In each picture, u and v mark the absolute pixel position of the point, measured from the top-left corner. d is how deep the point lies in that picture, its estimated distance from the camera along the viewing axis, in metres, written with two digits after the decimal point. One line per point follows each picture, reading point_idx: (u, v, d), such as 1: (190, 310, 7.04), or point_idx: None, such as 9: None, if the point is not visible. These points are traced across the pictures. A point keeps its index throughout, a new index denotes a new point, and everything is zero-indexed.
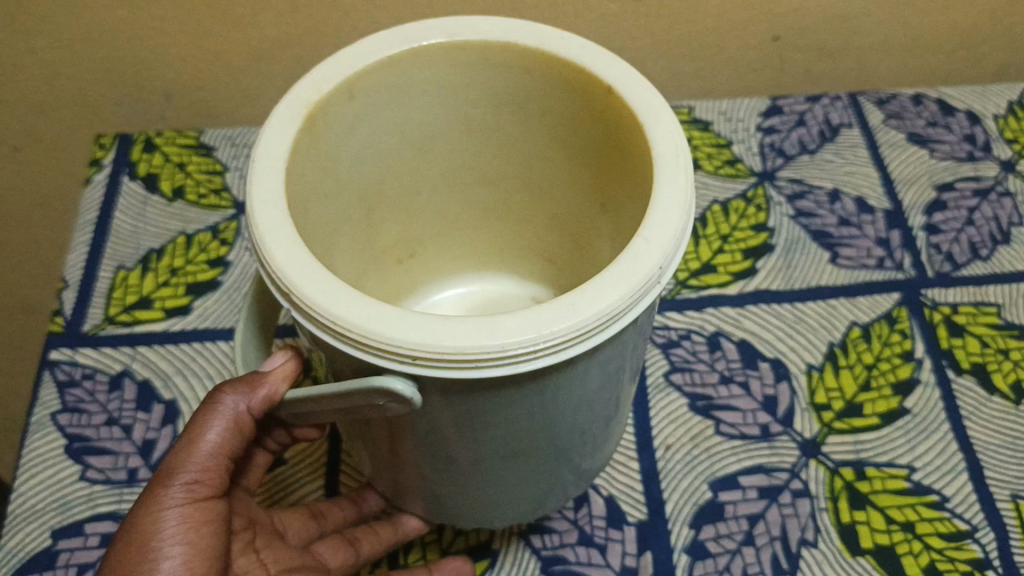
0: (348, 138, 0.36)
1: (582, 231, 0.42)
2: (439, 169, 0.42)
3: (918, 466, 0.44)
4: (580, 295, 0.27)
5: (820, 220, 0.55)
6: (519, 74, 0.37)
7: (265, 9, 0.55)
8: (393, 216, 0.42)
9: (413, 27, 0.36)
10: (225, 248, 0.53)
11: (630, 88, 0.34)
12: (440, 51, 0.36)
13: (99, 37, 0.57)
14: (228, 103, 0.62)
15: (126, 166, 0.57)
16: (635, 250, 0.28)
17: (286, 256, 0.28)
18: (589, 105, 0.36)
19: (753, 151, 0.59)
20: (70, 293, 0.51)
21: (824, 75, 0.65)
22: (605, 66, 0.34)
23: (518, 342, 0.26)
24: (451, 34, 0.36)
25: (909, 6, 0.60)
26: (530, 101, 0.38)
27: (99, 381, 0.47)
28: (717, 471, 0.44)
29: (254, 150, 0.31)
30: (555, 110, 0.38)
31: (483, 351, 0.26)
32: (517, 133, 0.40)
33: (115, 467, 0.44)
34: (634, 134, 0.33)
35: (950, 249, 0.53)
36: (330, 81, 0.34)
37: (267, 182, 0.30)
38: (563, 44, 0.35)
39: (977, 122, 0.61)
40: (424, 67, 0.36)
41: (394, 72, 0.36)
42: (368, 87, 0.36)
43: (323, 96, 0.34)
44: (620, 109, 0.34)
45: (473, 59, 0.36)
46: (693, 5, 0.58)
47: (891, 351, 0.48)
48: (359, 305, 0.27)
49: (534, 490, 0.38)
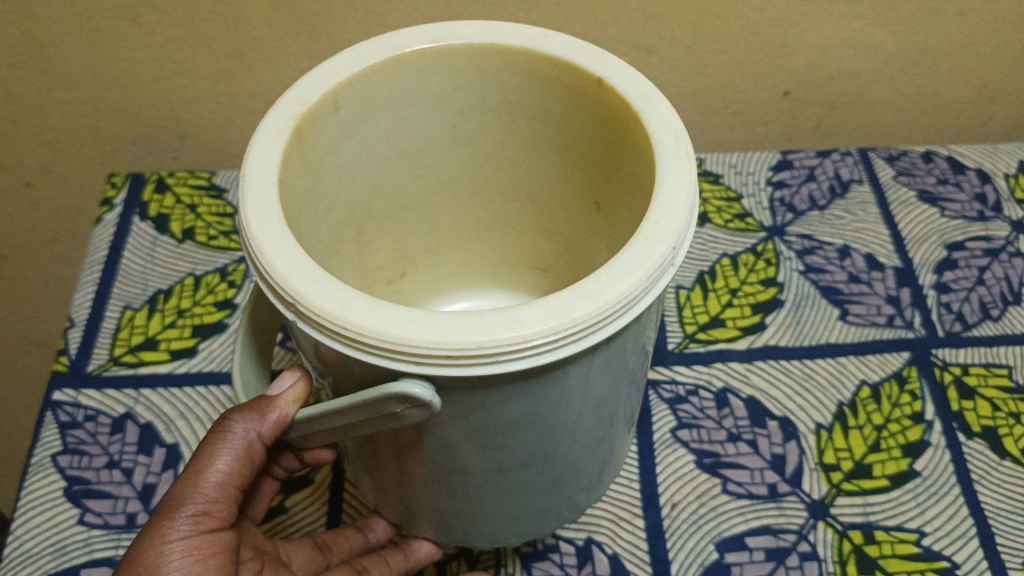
0: (335, 153, 0.36)
1: (583, 243, 0.42)
2: (429, 182, 0.42)
3: (928, 531, 0.43)
4: (594, 283, 0.27)
5: (830, 276, 0.55)
6: (506, 82, 0.37)
7: (283, 54, 0.56)
8: (385, 236, 0.42)
9: (395, 37, 0.36)
10: (233, 291, 0.53)
11: (621, 80, 0.34)
12: (426, 57, 0.36)
13: (115, 78, 0.57)
14: (242, 144, 0.63)
15: (137, 206, 0.58)
16: (645, 237, 0.28)
17: (288, 266, 0.28)
18: (592, 109, 0.36)
19: (762, 206, 0.59)
20: (76, 332, 0.51)
21: (835, 130, 0.66)
22: (597, 64, 0.35)
23: (537, 332, 0.25)
24: (434, 38, 0.36)
25: (919, 64, 0.61)
26: (518, 105, 0.38)
27: (101, 424, 0.46)
28: (724, 531, 0.44)
29: (244, 167, 0.31)
30: (540, 109, 0.38)
31: (503, 343, 0.25)
32: (510, 143, 0.40)
33: (113, 511, 0.43)
34: (631, 127, 0.34)
35: (960, 309, 0.53)
36: (314, 92, 0.34)
37: (263, 196, 0.30)
38: (553, 45, 0.36)
39: (988, 181, 0.61)
40: (411, 75, 0.36)
41: (381, 81, 0.36)
42: (356, 96, 0.36)
43: (310, 107, 0.33)
44: (610, 102, 0.35)
45: (460, 64, 0.37)
46: (703, 59, 0.58)
47: (901, 412, 0.48)
48: (367, 310, 0.26)
49: (531, 511, 0.38)
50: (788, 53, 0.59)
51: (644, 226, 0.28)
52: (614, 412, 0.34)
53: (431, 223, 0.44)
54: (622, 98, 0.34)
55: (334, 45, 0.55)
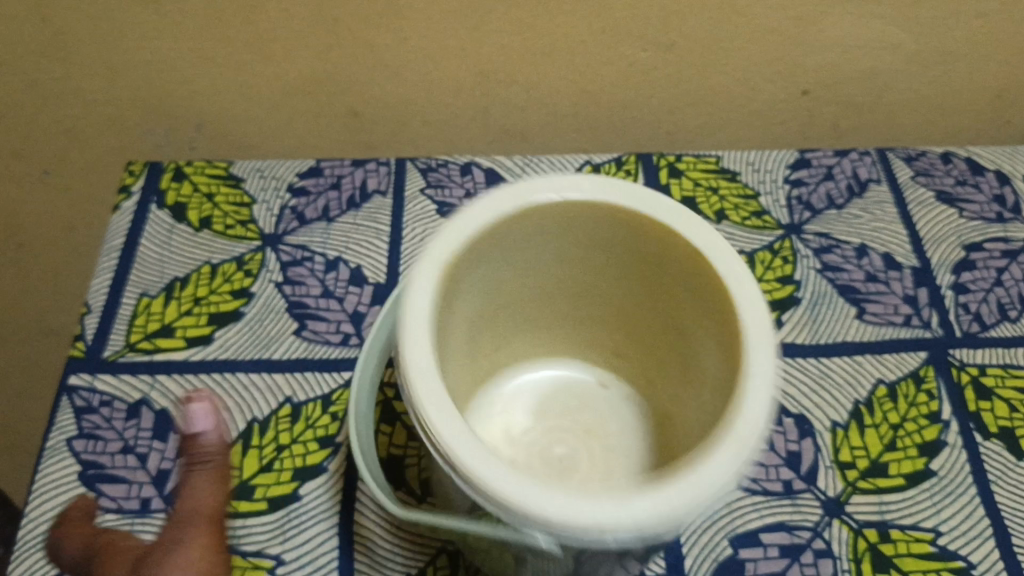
0: (469, 269, 0.37)
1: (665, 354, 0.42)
2: (537, 292, 0.42)
3: (944, 531, 0.43)
4: (739, 436, 0.30)
5: (847, 275, 0.54)
6: (618, 230, 0.38)
7: (303, 45, 0.56)
8: (492, 333, 0.43)
9: (522, 184, 0.38)
10: (249, 279, 0.53)
11: (690, 227, 0.36)
12: (542, 208, 0.38)
13: (135, 67, 0.58)
14: (261, 135, 0.63)
15: (154, 194, 0.58)
16: (756, 392, 0.31)
17: (442, 423, 0.30)
18: (671, 258, 0.38)
19: (780, 203, 0.59)
20: (92, 318, 0.51)
21: (852, 130, 0.66)
22: (698, 234, 0.36)
23: (649, 521, 0.28)
24: (525, 196, 0.37)
25: (940, 65, 0.60)
26: (616, 244, 0.39)
27: (116, 409, 0.46)
28: (739, 527, 0.43)
29: (406, 297, 0.34)
30: (662, 272, 0.39)
31: (613, 518, 0.28)
32: (594, 274, 0.42)
33: (127, 496, 0.43)
34: (701, 274, 0.36)
35: (979, 310, 0.52)
36: (444, 249, 0.35)
37: (417, 332, 0.32)
38: (659, 208, 0.37)
39: (1007, 183, 0.60)
40: (516, 227, 0.38)
41: (504, 230, 0.37)
42: (490, 236, 0.37)
43: (451, 258, 0.35)
44: (684, 250, 0.37)
45: (553, 216, 0.38)
46: (721, 56, 0.58)
47: (917, 412, 0.47)
48: (532, 487, 0.29)
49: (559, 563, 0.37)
50: (808, 52, 0.58)
51: (750, 368, 0.32)
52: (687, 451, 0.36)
53: (530, 318, 0.44)
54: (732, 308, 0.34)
55: (353, 38, 0.55)
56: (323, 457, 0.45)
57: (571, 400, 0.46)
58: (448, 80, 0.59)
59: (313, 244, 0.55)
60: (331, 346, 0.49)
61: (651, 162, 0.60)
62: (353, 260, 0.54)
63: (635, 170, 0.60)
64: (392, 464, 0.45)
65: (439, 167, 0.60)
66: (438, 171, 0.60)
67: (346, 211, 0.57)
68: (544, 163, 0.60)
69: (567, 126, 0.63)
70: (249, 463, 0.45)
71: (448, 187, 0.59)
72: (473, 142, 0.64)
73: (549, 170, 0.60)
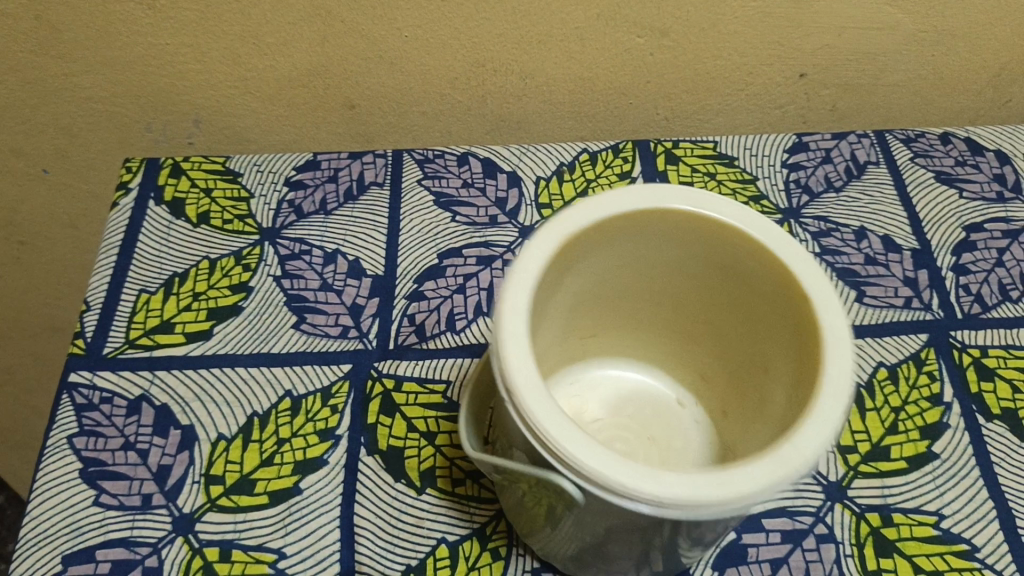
0: (587, 254, 0.37)
1: (743, 370, 0.40)
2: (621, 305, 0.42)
3: (947, 513, 0.43)
4: (796, 447, 0.29)
5: (847, 258, 0.54)
6: (745, 261, 0.36)
7: (296, 38, 0.56)
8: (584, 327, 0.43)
9: (663, 188, 0.36)
10: (248, 274, 0.53)
11: (804, 275, 0.34)
12: (682, 219, 0.36)
13: (129, 63, 0.58)
14: (257, 130, 0.63)
15: (152, 189, 0.58)
16: (833, 390, 0.30)
17: (533, 402, 0.29)
18: (782, 298, 0.35)
19: (778, 187, 0.58)
20: (92, 315, 0.50)
21: (850, 113, 0.65)
22: (796, 261, 0.34)
23: (699, 503, 0.28)
24: (697, 205, 0.36)
25: (937, 45, 0.60)
26: (722, 266, 0.37)
27: (117, 405, 0.46)
28: (740, 512, 0.43)
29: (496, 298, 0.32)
30: (758, 287, 0.37)
31: (654, 498, 0.28)
32: (728, 303, 0.39)
33: (128, 492, 0.43)
34: (798, 309, 0.34)
35: (979, 291, 0.52)
36: (583, 219, 0.35)
37: (519, 292, 0.32)
38: (766, 233, 0.35)
39: (1007, 163, 0.60)
40: (646, 229, 0.37)
41: (631, 225, 0.36)
42: (617, 229, 0.36)
43: (575, 233, 0.35)
44: (796, 303, 0.34)
45: (702, 236, 0.37)
46: (718, 40, 0.58)
47: (918, 394, 0.47)
48: (638, 471, 0.28)
49: (637, 555, 0.37)
50: (805, 34, 0.58)
51: (826, 370, 0.31)
52: (736, 521, 0.34)
53: (611, 321, 0.43)
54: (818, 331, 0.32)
55: (348, 30, 0.55)
56: (323, 450, 0.45)
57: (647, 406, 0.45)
58: (444, 70, 0.59)
59: (311, 237, 0.55)
60: (330, 339, 0.49)
61: (648, 149, 0.60)
62: (351, 252, 0.54)
63: (632, 158, 0.60)
64: (393, 455, 0.45)
65: (435, 158, 0.60)
66: (435, 162, 0.60)
67: (343, 204, 0.57)
68: (541, 151, 0.60)
69: (564, 115, 0.63)
70: (250, 456, 0.45)
71: (445, 177, 0.58)
72: (470, 133, 0.64)
73: (546, 159, 0.60)
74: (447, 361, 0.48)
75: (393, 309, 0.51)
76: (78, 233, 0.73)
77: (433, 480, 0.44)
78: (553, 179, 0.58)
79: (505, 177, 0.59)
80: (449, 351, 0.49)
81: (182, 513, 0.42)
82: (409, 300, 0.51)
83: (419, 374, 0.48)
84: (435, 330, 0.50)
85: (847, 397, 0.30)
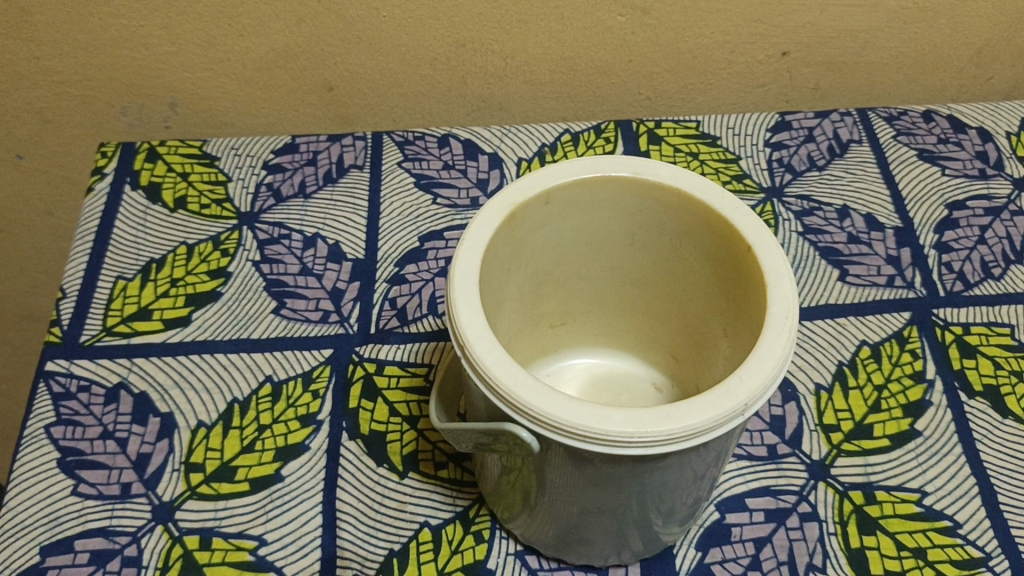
0: (542, 224, 0.38)
1: (700, 329, 0.41)
2: (582, 284, 0.42)
3: (929, 491, 0.43)
4: (739, 380, 0.30)
5: (829, 237, 0.54)
6: (687, 219, 0.37)
7: (273, 18, 0.55)
8: (549, 311, 0.43)
9: (607, 157, 0.38)
10: (226, 259, 0.52)
11: (736, 216, 0.35)
12: (624, 184, 0.37)
13: (102, 46, 0.56)
14: (235, 113, 0.62)
15: (128, 175, 0.57)
16: (775, 325, 0.32)
17: (490, 357, 0.31)
18: (723, 243, 0.36)
19: (761, 166, 0.58)
20: (68, 303, 0.50)
21: (833, 92, 0.65)
22: (735, 212, 0.36)
23: (651, 434, 0.29)
24: (635, 170, 0.37)
25: (920, 21, 0.60)
26: (669, 228, 0.38)
27: (95, 394, 0.46)
28: (724, 492, 0.43)
29: (451, 266, 0.33)
30: (706, 250, 0.38)
31: (608, 437, 0.29)
32: (682, 269, 0.40)
33: (108, 482, 0.43)
34: (744, 260, 0.35)
35: (962, 268, 0.52)
36: (532, 186, 0.36)
37: (470, 254, 0.34)
38: (711, 194, 0.36)
39: (989, 140, 0.60)
40: (597, 196, 0.38)
41: (582, 194, 0.38)
42: (565, 198, 0.37)
43: (526, 199, 0.36)
44: (735, 245, 0.36)
45: (649, 204, 0.38)
46: (699, 18, 0.57)
47: (901, 372, 0.47)
48: (589, 410, 0.30)
49: (614, 533, 0.38)
50: (787, 12, 0.58)
51: (770, 315, 0.32)
52: (701, 476, 0.35)
53: (573, 304, 0.43)
54: (761, 271, 0.34)
55: (326, 9, 0.55)
56: (304, 436, 0.44)
57: (623, 390, 0.44)
58: (423, 51, 0.58)
59: (290, 221, 0.54)
60: (311, 324, 0.49)
61: (630, 129, 0.60)
62: (331, 236, 0.53)
63: (614, 138, 0.59)
64: (375, 440, 0.44)
65: (415, 140, 0.59)
66: (416, 144, 0.59)
67: (322, 187, 0.56)
68: (522, 133, 0.60)
69: (545, 95, 0.62)
70: (230, 443, 0.44)
71: (426, 159, 0.58)
72: (451, 115, 0.63)
73: (528, 141, 0.59)
74: (429, 345, 0.48)
75: (374, 292, 0.50)
76: (55, 221, 0.72)
77: (416, 464, 0.44)
78: (535, 160, 0.58)
79: (486, 158, 0.58)
80: (431, 334, 0.48)
81: (161, 502, 0.42)
82: (391, 283, 0.51)
83: (400, 358, 0.47)
84: (417, 313, 0.49)
85: (787, 341, 0.31)
